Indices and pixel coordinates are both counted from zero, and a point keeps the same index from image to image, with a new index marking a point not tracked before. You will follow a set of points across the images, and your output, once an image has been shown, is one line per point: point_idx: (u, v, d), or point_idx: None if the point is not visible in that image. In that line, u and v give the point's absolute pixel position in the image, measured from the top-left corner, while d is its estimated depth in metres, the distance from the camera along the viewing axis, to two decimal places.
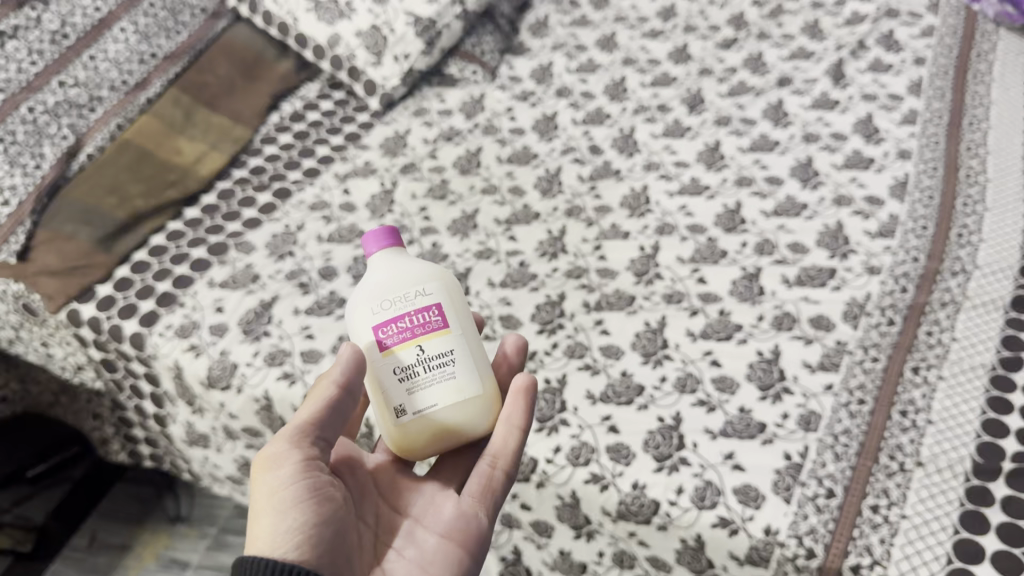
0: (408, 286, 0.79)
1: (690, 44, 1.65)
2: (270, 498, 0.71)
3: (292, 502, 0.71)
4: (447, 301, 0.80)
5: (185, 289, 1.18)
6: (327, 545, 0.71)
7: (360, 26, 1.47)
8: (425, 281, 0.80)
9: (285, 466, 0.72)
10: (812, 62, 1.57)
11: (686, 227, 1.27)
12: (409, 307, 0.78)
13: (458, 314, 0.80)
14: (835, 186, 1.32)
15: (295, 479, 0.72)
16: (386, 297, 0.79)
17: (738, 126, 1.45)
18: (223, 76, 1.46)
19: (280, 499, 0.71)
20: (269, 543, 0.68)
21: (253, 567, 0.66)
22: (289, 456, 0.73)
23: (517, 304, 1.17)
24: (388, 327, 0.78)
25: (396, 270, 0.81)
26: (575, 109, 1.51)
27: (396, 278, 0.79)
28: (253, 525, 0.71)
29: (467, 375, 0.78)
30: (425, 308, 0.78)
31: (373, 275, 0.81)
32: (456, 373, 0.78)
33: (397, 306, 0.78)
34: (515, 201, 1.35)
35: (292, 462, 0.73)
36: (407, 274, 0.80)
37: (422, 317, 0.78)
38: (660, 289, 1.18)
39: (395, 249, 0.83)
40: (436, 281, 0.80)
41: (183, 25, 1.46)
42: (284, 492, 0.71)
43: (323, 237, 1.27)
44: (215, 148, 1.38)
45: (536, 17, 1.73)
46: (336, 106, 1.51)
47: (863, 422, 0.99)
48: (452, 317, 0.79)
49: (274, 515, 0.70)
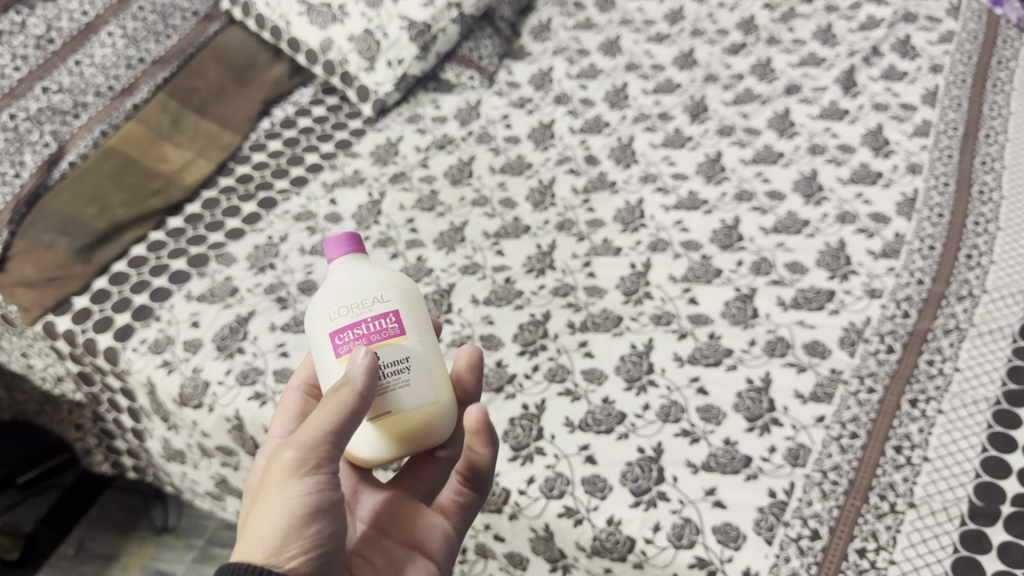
0: (366, 290, 0.71)
1: (697, 48, 1.59)
2: (279, 497, 0.63)
3: (304, 507, 0.63)
4: (406, 306, 0.72)
5: (162, 303, 1.16)
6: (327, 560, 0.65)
7: (353, 30, 1.43)
8: (384, 287, 0.72)
9: (300, 470, 0.64)
10: (823, 69, 1.51)
11: (681, 243, 1.22)
12: (366, 313, 0.70)
13: (419, 321, 0.72)
14: (839, 202, 1.26)
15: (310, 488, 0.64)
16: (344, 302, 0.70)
17: (741, 137, 1.39)
18: (214, 81, 1.43)
19: (291, 505, 0.63)
20: (273, 548, 0.61)
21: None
22: (306, 460, 0.64)
23: (500, 323, 1.13)
24: (344, 333, 0.70)
25: (354, 275, 0.72)
26: (573, 117, 1.47)
27: (357, 279, 0.71)
28: (253, 518, 0.63)
29: (422, 383, 0.71)
30: (382, 315, 0.70)
31: (330, 283, 0.73)
32: (413, 381, 0.70)
33: (354, 312, 0.70)
34: (506, 213, 1.31)
35: (310, 467, 0.64)
36: (366, 278, 0.72)
37: (379, 324, 0.70)
38: (650, 309, 1.13)
39: (359, 252, 0.75)
40: (396, 286, 0.72)
41: (173, 29, 1.44)
42: (295, 499, 0.63)
43: (306, 250, 1.24)
44: (202, 156, 1.35)
45: (540, 20, 1.68)
46: (328, 111, 1.48)
47: (854, 458, 0.94)
48: (411, 323, 0.71)
49: (280, 522, 0.62)
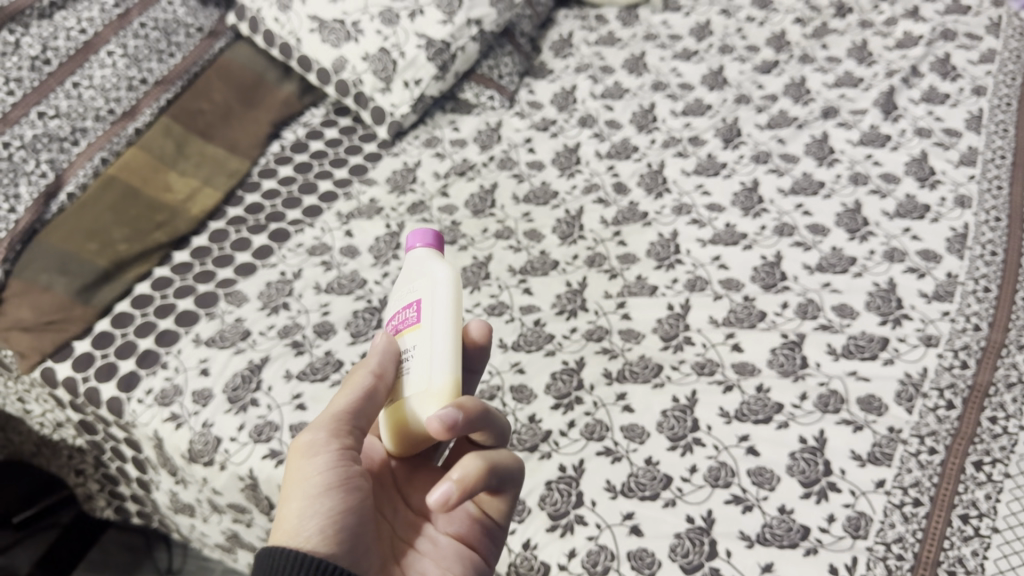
0: (411, 281, 0.69)
1: (727, 66, 1.52)
2: (305, 481, 0.60)
3: (324, 486, 0.60)
4: (431, 294, 0.67)
5: (169, 347, 1.09)
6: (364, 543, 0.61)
7: (368, 49, 1.36)
8: (420, 277, 0.69)
9: (324, 452, 0.61)
10: (860, 91, 1.44)
11: (720, 282, 1.16)
12: (400, 307, 0.69)
13: (443, 307, 0.66)
14: (886, 238, 1.19)
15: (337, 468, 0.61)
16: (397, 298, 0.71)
17: (778, 164, 1.32)
18: (220, 102, 1.36)
19: (319, 487, 0.60)
20: (292, 529, 0.58)
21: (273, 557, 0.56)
22: (329, 441, 0.62)
23: (532, 371, 1.06)
24: (390, 324, 0.70)
25: (408, 270, 0.71)
26: (599, 140, 1.39)
27: (411, 271, 0.71)
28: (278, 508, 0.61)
29: (420, 372, 0.64)
30: (408, 305, 0.68)
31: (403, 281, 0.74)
32: (417, 365, 0.64)
33: (398, 305, 0.70)
34: (532, 247, 1.23)
35: (334, 447, 0.62)
36: (412, 273, 0.70)
37: (403, 315, 0.68)
38: (691, 357, 1.06)
39: (431, 244, 0.72)
40: (439, 277, 0.68)
41: (176, 47, 1.36)
42: (322, 480, 0.60)
43: (321, 287, 1.16)
44: (208, 184, 1.27)
45: (560, 34, 1.61)
46: (341, 133, 1.40)
47: (918, 528, 0.88)
48: (432, 308, 0.66)
49: (301, 501, 0.59)
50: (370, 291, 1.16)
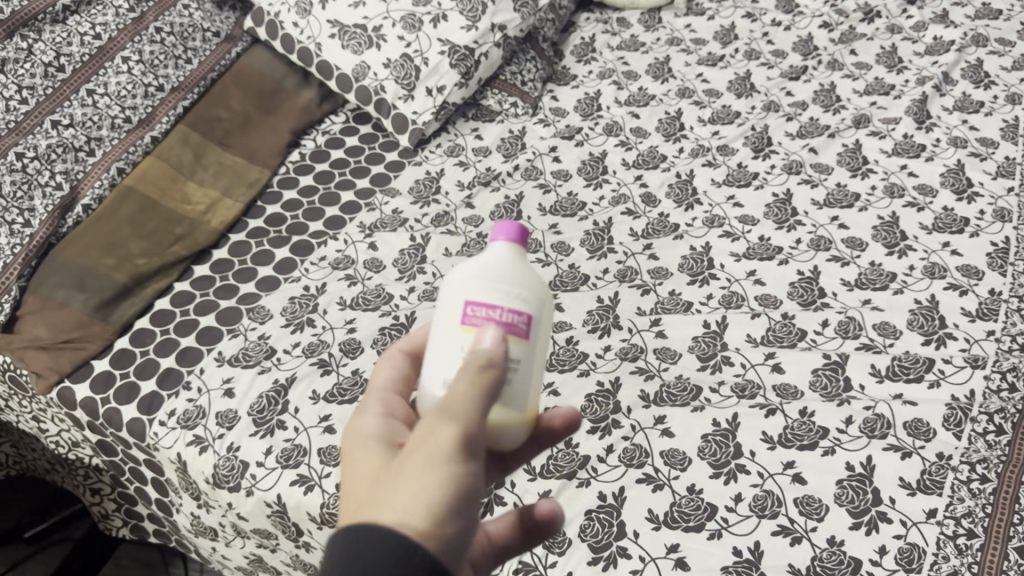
0: (518, 278, 0.59)
1: (754, 72, 1.48)
2: (427, 464, 0.49)
3: (448, 474, 0.49)
4: (540, 313, 0.59)
5: (191, 366, 1.06)
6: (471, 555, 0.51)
7: (390, 55, 1.32)
8: (528, 283, 0.59)
9: (454, 437, 0.50)
10: (892, 98, 1.40)
11: (757, 298, 1.12)
12: (502, 301, 0.58)
13: (544, 334, 0.60)
14: (925, 253, 1.16)
15: (464, 459, 0.50)
16: (490, 280, 0.59)
17: (811, 175, 1.29)
18: (238, 110, 1.32)
19: (443, 478, 0.49)
20: (406, 516, 0.48)
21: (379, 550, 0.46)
22: (461, 425, 0.50)
23: (567, 393, 1.03)
24: (478, 311, 0.58)
25: (505, 261, 0.61)
26: (625, 149, 1.36)
27: (510, 265, 0.61)
28: (393, 481, 0.50)
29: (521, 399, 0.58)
30: (515, 311, 0.58)
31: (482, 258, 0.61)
32: (517, 383, 0.58)
33: (493, 292, 0.58)
34: (561, 261, 1.20)
35: (469, 436, 0.50)
36: (511, 269, 0.60)
37: (509, 318, 0.58)
38: (730, 379, 1.03)
39: (517, 243, 0.63)
40: (544, 293, 0.61)
41: (193, 53, 1.33)
42: (445, 468, 0.49)
43: (346, 303, 1.13)
44: (228, 194, 1.24)
45: (582, 38, 1.58)
46: (362, 141, 1.37)
47: (973, 561, 0.85)
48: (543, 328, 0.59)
49: (421, 485, 0.49)
50: (397, 307, 1.12)
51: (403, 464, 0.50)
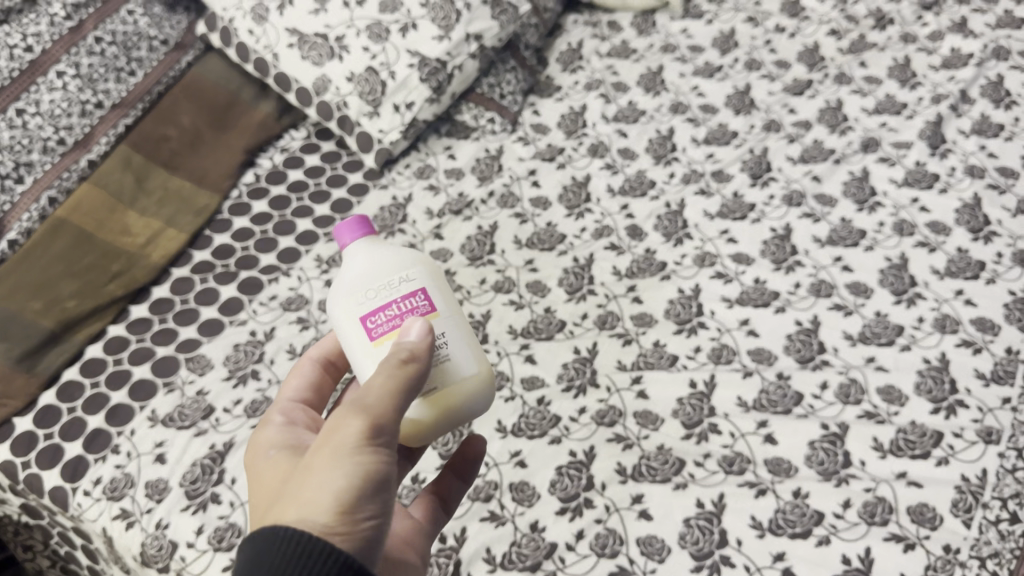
0: (390, 270, 0.66)
1: (754, 85, 1.37)
2: (335, 456, 0.52)
3: (356, 464, 0.52)
4: (433, 284, 0.67)
5: (121, 427, 0.96)
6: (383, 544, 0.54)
7: (353, 69, 1.21)
8: (407, 267, 0.67)
9: (361, 431, 0.53)
10: (904, 119, 1.29)
11: (750, 352, 1.02)
12: (393, 295, 0.65)
13: (446, 297, 0.67)
14: (935, 302, 1.06)
15: (372, 451, 0.53)
16: (372, 285, 0.66)
17: (813, 208, 1.18)
18: (188, 126, 1.21)
19: (353, 470, 0.52)
20: (310, 505, 0.50)
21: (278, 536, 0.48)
22: (369, 419, 0.54)
23: (535, 465, 0.92)
24: (384, 313, 0.65)
25: (374, 259, 0.68)
26: (611, 173, 1.25)
27: (380, 262, 0.67)
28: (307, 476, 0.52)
29: (462, 355, 0.66)
30: (410, 294, 0.66)
31: (351, 272, 0.68)
32: (454, 356, 0.65)
33: (381, 294, 0.65)
34: (536, 303, 1.10)
35: (375, 428, 0.54)
36: (386, 262, 0.67)
37: (410, 302, 0.65)
38: (717, 451, 0.93)
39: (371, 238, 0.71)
40: (421, 264, 0.68)
41: (138, 64, 1.21)
42: (350, 460, 0.52)
43: (296, 352, 1.03)
44: (172, 224, 1.13)
45: (568, 44, 1.45)
46: (323, 160, 1.26)
47: None
48: (440, 294, 0.67)
49: (328, 472, 0.51)
50: None
51: (312, 462, 0.53)
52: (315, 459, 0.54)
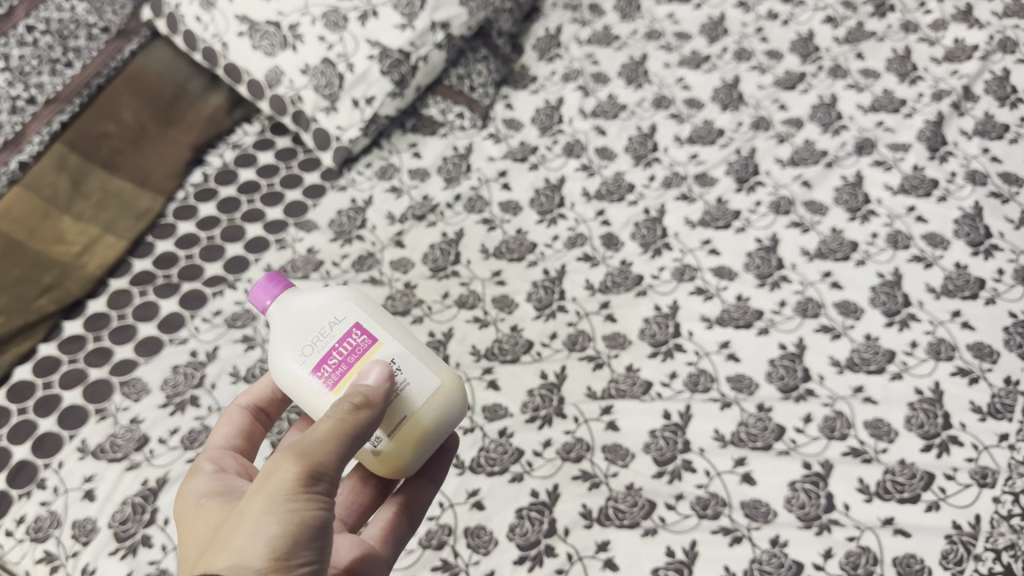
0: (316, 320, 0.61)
1: (743, 78, 1.28)
2: (270, 503, 0.50)
3: (293, 511, 0.50)
4: (366, 313, 0.62)
5: (48, 460, 0.89)
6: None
7: (308, 60, 1.12)
8: (333, 307, 0.62)
9: (298, 477, 0.51)
10: (902, 117, 1.20)
11: (730, 379, 0.94)
12: (328, 343, 0.60)
13: (385, 321, 0.63)
14: (930, 325, 0.98)
15: (309, 498, 0.51)
16: (303, 342, 0.61)
17: (802, 216, 1.10)
18: (130, 122, 1.12)
19: (287, 517, 0.49)
20: (241, 551, 0.48)
21: None
22: (305, 464, 0.51)
23: (493, 506, 0.85)
24: (328, 365, 0.60)
25: (296, 312, 0.62)
26: (587, 174, 1.17)
27: (304, 315, 0.62)
28: (240, 520, 0.50)
29: (421, 376, 0.61)
30: (346, 335, 0.61)
31: (277, 335, 0.63)
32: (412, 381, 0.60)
33: (316, 347, 0.60)
34: (502, 321, 1.02)
35: (313, 474, 0.51)
36: (310, 311, 0.62)
37: (348, 345, 0.60)
38: (690, 491, 0.86)
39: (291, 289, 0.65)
40: (348, 298, 0.63)
41: (75, 54, 1.11)
42: (285, 507, 0.50)
43: (240, 375, 0.96)
44: (110, 230, 1.05)
45: (546, 29, 1.36)
46: (278, 158, 1.18)
47: None
48: (376, 322, 0.62)
49: (261, 518, 0.49)
50: None
51: (245, 507, 0.51)
52: (247, 505, 0.51)
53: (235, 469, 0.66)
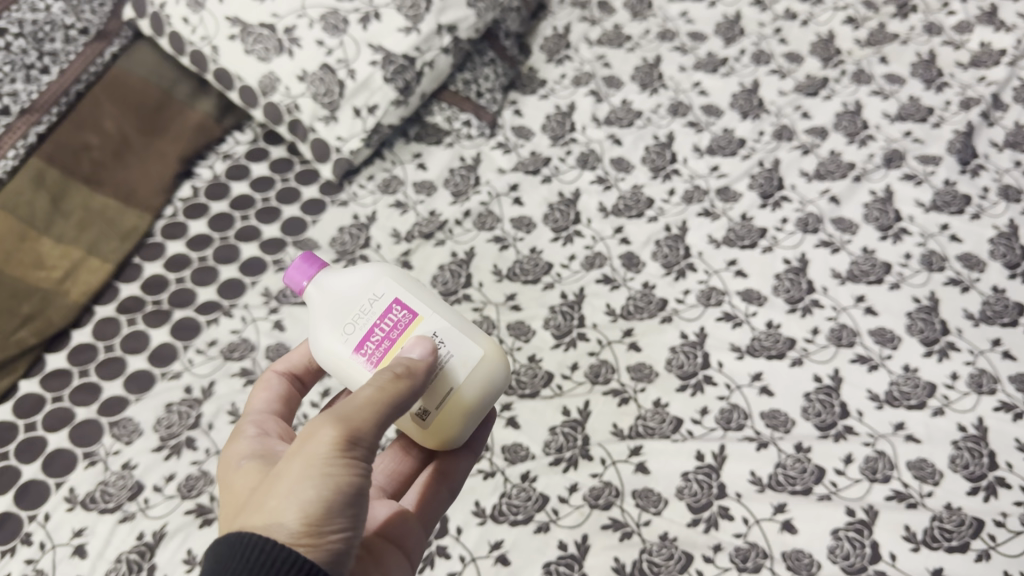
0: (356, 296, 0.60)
1: (763, 82, 1.21)
2: (306, 466, 0.48)
3: (331, 475, 0.48)
4: (405, 288, 0.61)
5: (33, 512, 0.82)
6: (350, 562, 0.50)
7: (306, 66, 1.04)
8: (372, 283, 0.61)
9: (336, 441, 0.49)
10: (930, 127, 1.15)
11: (764, 416, 0.89)
12: (370, 319, 0.60)
13: (424, 295, 0.62)
14: (970, 354, 0.93)
15: (348, 464, 0.49)
16: (345, 320, 0.60)
17: (831, 235, 1.04)
18: (114, 132, 1.04)
19: (325, 482, 0.48)
20: (279, 513, 0.47)
21: (245, 546, 0.44)
22: (344, 429, 0.50)
23: (519, 560, 0.79)
24: (371, 341, 0.59)
25: (333, 292, 0.61)
26: (603, 188, 1.10)
27: (343, 291, 0.61)
28: (276, 481, 0.49)
29: (464, 346, 0.60)
30: (387, 310, 0.60)
31: (315, 316, 0.61)
32: (455, 353, 0.60)
33: (358, 324, 0.60)
34: (519, 350, 0.96)
35: (353, 439, 0.50)
36: (348, 288, 0.61)
37: (391, 321, 0.60)
38: (728, 542, 0.80)
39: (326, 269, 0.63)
40: (385, 274, 0.62)
41: (51, 59, 1.02)
42: (322, 471, 0.48)
43: (239, 413, 0.89)
44: (94, 252, 0.97)
45: (554, 28, 1.28)
46: (272, 169, 1.11)
47: None
48: (415, 296, 0.61)
49: (298, 481, 0.48)
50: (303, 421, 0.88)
51: (281, 469, 0.50)
52: (284, 468, 0.50)
53: (276, 432, 0.63)
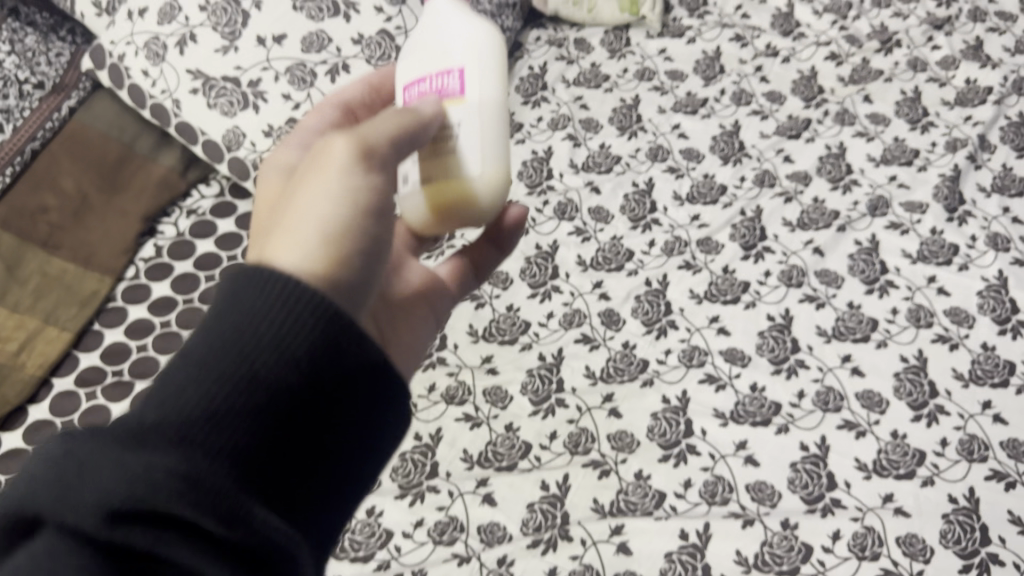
0: (436, 51, 0.68)
1: (744, 124, 1.18)
2: (325, 173, 0.53)
3: (344, 199, 0.52)
4: (470, 65, 0.66)
5: None
6: (359, 297, 0.54)
7: (272, 121, 1.00)
8: (451, 42, 0.68)
9: (353, 151, 0.54)
10: (915, 171, 1.12)
11: (750, 489, 0.86)
12: (432, 71, 0.68)
13: (488, 84, 0.66)
14: (960, 419, 0.91)
15: (369, 214, 0.54)
16: (423, 57, 0.69)
17: (815, 288, 1.01)
18: (72, 191, 1.00)
19: (344, 201, 0.52)
20: (295, 239, 0.51)
21: (254, 274, 0.47)
22: (358, 143, 0.54)
23: None
24: (420, 89, 0.68)
25: (437, 23, 0.70)
26: (581, 240, 1.07)
27: (432, 28, 0.70)
28: (296, 200, 0.53)
29: (465, 156, 0.65)
30: (446, 72, 0.67)
31: (423, 30, 0.71)
32: (464, 141, 0.64)
33: (424, 69, 0.69)
34: (495, 419, 0.92)
35: (371, 166, 0.55)
36: (437, 46, 0.69)
37: (442, 82, 0.67)
38: None
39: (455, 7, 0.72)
40: (474, 39, 0.68)
41: (4, 117, 1.00)
42: (339, 175, 0.53)
43: None
44: (51, 321, 0.93)
45: (530, 68, 1.25)
46: (239, 225, 1.07)
47: None
48: (476, 79, 0.66)
49: (321, 195, 0.52)
50: None
51: (307, 177, 0.54)
52: (309, 177, 0.54)
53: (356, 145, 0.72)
